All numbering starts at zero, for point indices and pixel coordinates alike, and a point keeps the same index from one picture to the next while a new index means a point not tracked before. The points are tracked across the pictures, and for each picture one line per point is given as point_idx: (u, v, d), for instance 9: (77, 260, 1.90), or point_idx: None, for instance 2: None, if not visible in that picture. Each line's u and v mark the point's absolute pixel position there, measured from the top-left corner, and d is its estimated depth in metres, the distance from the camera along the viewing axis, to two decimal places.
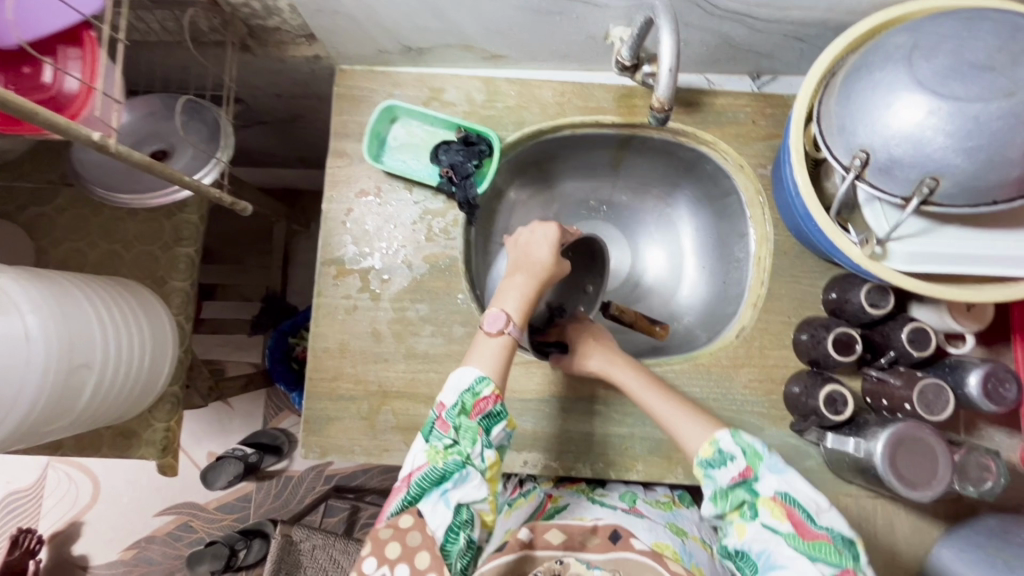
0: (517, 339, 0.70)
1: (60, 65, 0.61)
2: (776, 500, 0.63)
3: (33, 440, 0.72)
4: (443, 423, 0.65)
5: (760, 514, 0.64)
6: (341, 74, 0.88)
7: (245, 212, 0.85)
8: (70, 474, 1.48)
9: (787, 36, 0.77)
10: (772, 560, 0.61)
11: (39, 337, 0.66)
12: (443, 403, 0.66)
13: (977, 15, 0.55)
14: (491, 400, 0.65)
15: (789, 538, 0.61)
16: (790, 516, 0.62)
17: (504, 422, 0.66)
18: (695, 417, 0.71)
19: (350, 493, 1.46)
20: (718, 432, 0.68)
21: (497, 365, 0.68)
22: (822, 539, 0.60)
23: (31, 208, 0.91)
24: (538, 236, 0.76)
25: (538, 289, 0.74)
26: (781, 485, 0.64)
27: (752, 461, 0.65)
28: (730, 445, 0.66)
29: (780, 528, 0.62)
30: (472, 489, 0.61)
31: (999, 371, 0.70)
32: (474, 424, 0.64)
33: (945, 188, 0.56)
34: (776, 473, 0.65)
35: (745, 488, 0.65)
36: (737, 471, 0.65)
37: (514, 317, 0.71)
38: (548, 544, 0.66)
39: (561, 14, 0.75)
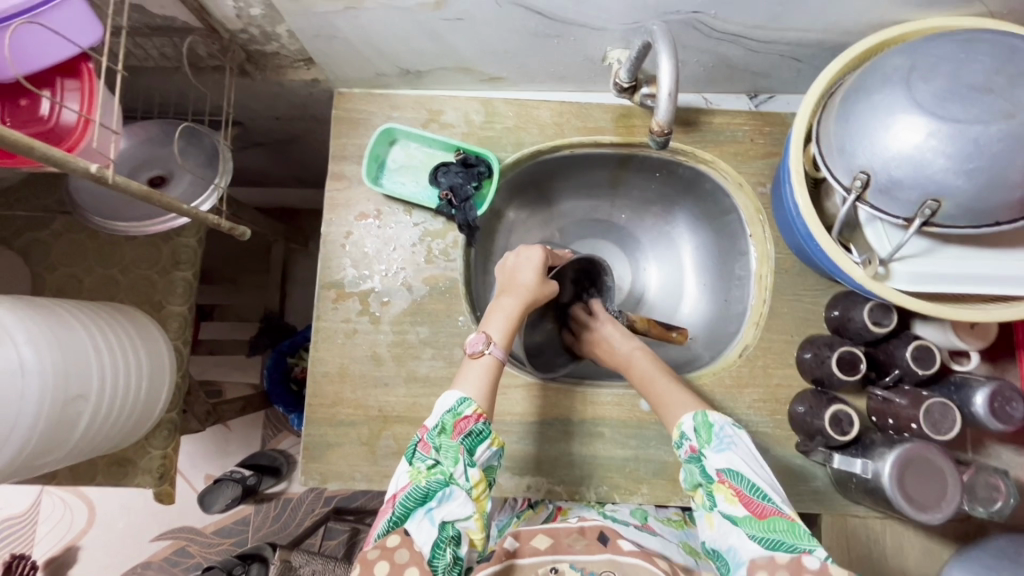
0: (504, 361, 0.71)
1: (58, 98, 0.61)
2: (724, 480, 0.61)
3: (28, 472, 0.71)
4: (425, 445, 0.64)
5: (716, 501, 0.62)
6: (340, 98, 0.88)
7: (243, 237, 0.83)
8: (66, 499, 1.46)
9: (784, 56, 0.77)
10: (738, 555, 0.58)
11: (35, 369, 0.65)
12: (424, 426, 0.65)
13: (975, 38, 0.55)
14: (473, 420, 0.65)
15: (745, 522, 0.59)
16: (739, 497, 0.60)
17: (489, 441, 0.65)
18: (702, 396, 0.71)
19: (350, 515, 1.44)
20: (684, 415, 0.68)
21: (483, 383, 0.69)
22: (774, 517, 0.58)
23: (28, 234, 0.90)
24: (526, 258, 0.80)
25: (524, 310, 0.75)
26: (725, 462, 0.62)
27: (703, 439, 0.65)
28: (689, 425, 0.67)
29: (737, 514, 0.60)
30: (454, 507, 0.60)
31: (1006, 389, 0.70)
32: (456, 443, 0.63)
33: (947, 210, 0.55)
34: (723, 451, 0.63)
35: (698, 470, 0.64)
36: (690, 452, 0.65)
37: (496, 338, 0.72)
38: (535, 551, 0.68)
39: (559, 38, 0.75)
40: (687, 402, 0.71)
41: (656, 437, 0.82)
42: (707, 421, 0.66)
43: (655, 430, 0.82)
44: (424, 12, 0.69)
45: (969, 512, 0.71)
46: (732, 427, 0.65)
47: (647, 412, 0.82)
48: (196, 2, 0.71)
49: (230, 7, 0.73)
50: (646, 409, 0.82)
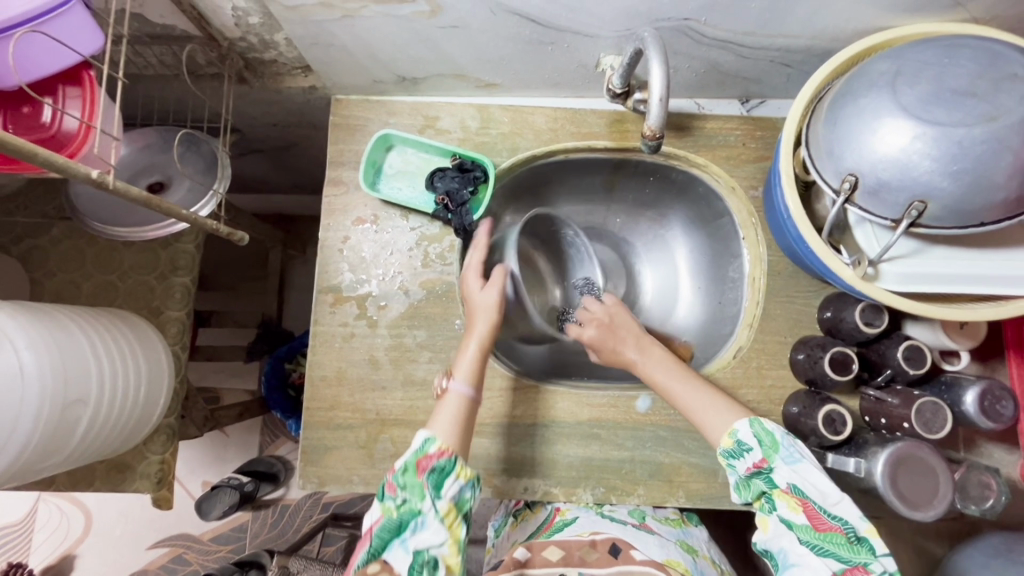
0: (469, 397, 0.74)
1: (60, 105, 0.62)
2: (789, 492, 0.64)
3: (27, 477, 0.71)
4: (391, 486, 0.66)
5: (776, 507, 0.65)
6: (337, 104, 0.89)
7: (241, 243, 0.84)
8: (62, 507, 1.46)
9: (774, 62, 0.78)
10: (788, 557, 0.63)
11: (34, 373, 0.66)
12: (392, 467, 0.68)
13: (957, 43, 0.57)
14: (436, 456, 0.67)
15: (802, 530, 0.62)
16: (803, 508, 0.63)
17: (454, 474, 0.67)
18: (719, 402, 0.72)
19: (348, 521, 1.44)
20: (737, 423, 0.69)
21: (450, 423, 0.71)
22: (834, 532, 0.61)
23: (26, 241, 0.91)
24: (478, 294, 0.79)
25: (479, 345, 0.77)
26: (793, 476, 0.64)
27: (767, 451, 0.66)
28: (748, 434, 0.68)
29: (795, 521, 0.63)
30: (427, 535, 0.64)
31: (996, 388, 0.71)
32: (421, 480, 0.66)
33: (934, 211, 0.56)
34: (790, 464, 0.65)
35: (762, 479, 0.66)
36: (753, 462, 0.66)
37: (459, 372, 0.75)
38: (547, 562, 0.74)
39: (553, 45, 0.76)
40: (726, 410, 0.71)
41: (651, 438, 0.83)
42: (769, 431, 0.67)
43: (651, 432, 0.83)
44: (420, 20, 0.70)
45: (961, 510, 0.72)
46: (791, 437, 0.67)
47: (643, 413, 0.83)
48: (195, 11, 0.73)
49: (229, 16, 0.74)
50: (641, 410, 0.83)
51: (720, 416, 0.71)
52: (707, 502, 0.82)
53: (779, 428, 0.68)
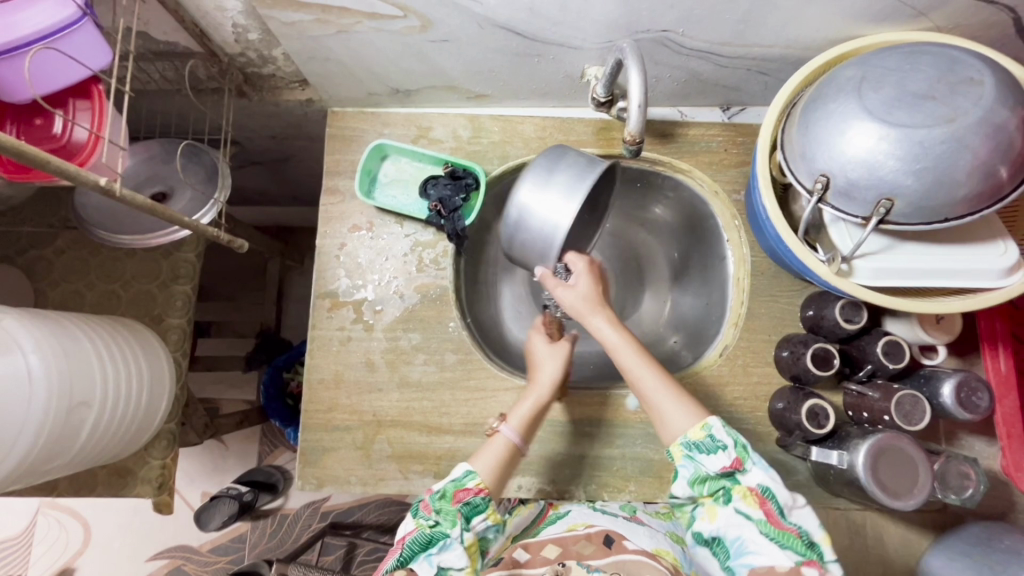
0: (515, 445, 0.72)
1: (69, 117, 0.65)
2: (755, 491, 0.64)
3: (32, 479, 0.73)
4: (426, 505, 0.66)
5: (733, 500, 0.66)
6: (334, 116, 0.92)
7: (241, 250, 0.87)
8: (62, 520, 1.46)
9: (751, 70, 0.82)
10: (744, 545, 0.64)
11: (41, 377, 0.68)
12: (430, 489, 0.68)
13: (918, 50, 0.60)
14: (473, 491, 0.66)
15: (760, 523, 0.64)
16: (763, 506, 0.64)
17: (484, 513, 0.66)
18: (682, 402, 0.69)
19: (347, 530, 1.44)
20: (710, 419, 0.67)
21: (492, 466, 0.70)
22: (791, 533, 0.63)
23: (31, 252, 0.94)
24: (552, 351, 0.79)
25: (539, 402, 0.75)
26: (763, 479, 0.64)
27: (741, 453, 0.65)
28: (721, 433, 0.66)
29: (752, 516, 0.64)
30: (453, 556, 0.63)
31: (971, 380, 0.73)
32: (455, 508, 0.65)
33: (900, 208, 0.59)
34: (762, 468, 0.65)
35: (727, 476, 0.66)
36: (726, 461, 0.65)
37: (512, 418, 0.74)
38: (545, 560, 0.69)
39: (538, 56, 0.79)
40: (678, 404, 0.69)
41: (641, 436, 0.85)
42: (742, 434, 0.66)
43: (641, 429, 0.85)
44: (412, 35, 0.74)
45: (942, 500, 0.73)
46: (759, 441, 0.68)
47: (633, 411, 0.85)
48: (197, 28, 0.76)
49: (229, 32, 0.77)
50: (631, 408, 0.85)
51: (680, 412, 0.69)
52: None
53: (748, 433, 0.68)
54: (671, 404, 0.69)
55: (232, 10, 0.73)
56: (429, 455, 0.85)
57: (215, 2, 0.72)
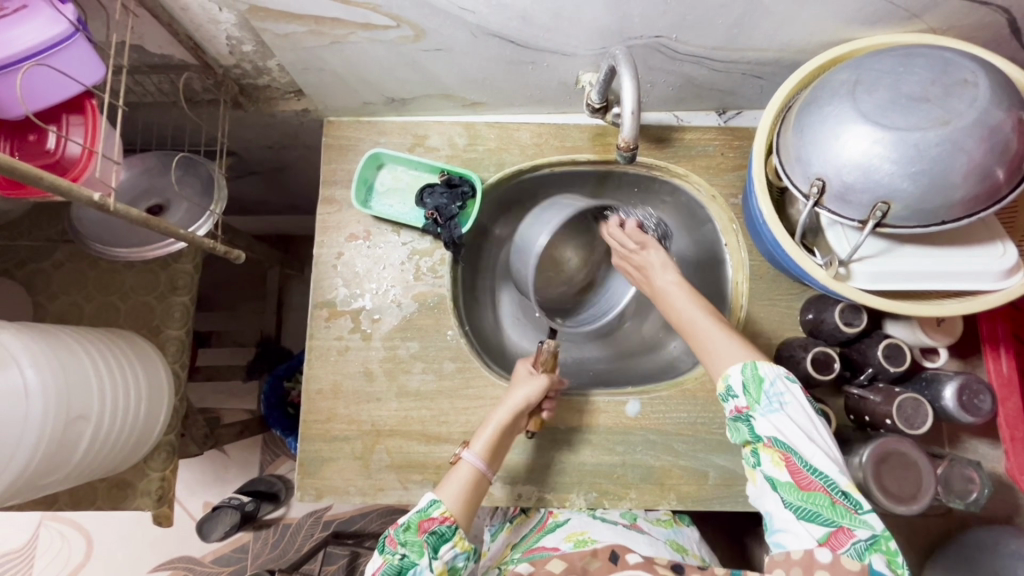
0: (481, 471, 0.73)
1: (63, 132, 0.65)
2: (771, 445, 0.62)
3: (30, 493, 0.73)
4: (392, 540, 0.68)
5: (761, 461, 0.63)
6: (329, 126, 0.92)
7: (238, 260, 0.87)
8: (64, 532, 1.46)
9: (746, 74, 0.82)
10: (774, 521, 0.62)
11: (38, 391, 0.68)
12: (393, 522, 0.69)
13: (912, 52, 0.60)
14: (438, 521, 0.68)
15: (785, 488, 0.61)
16: (785, 463, 0.61)
17: (451, 542, 0.68)
18: (735, 341, 0.68)
19: (349, 539, 1.43)
20: (731, 367, 0.66)
21: (459, 495, 0.72)
22: (817, 492, 0.59)
23: (30, 265, 0.94)
24: (524, 378, 0.80)
25: (508, 425, 0.76)
26: (774, 428, 0.62)
27: (752, 399, 0.63)
28: (738, 380, 0.65)
29: (779, 478, 0.61)
30: None
31: (973, 383, 0.73)
32: (421, 540, 0.67)
33: (897, 211, 0.59)
34: (773, 415, 0.62)
35: (746, 426, 0.64)
36: (736, 408, 0.65)
37: (475, 444, 0.75)
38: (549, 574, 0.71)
39: (532, 64, 0.79)
40: (733, 344, 0.68)
41: (642, 443, 0.84)
42: (757, 375, 0.64)
43: (641, 436, 0.84)
44: (405, 44, 0.74)
45: (946, 504, 0.73)
46: (783, 382, 0.63)
47: (633, 418, 0.85)
48: (192, 41, 0.76)
49: (224, 45, 0.78)
50: (631, 415, 0.85)
51: (729, 349, 0.68)
52: (699, 504, 0.83)
53: (777, 372, 0.64)
54: (724, 344, 0.68)
55: (226, 23, 0.73)
56: (428, 464, 0.84)
57: (210, 16, 0.72)
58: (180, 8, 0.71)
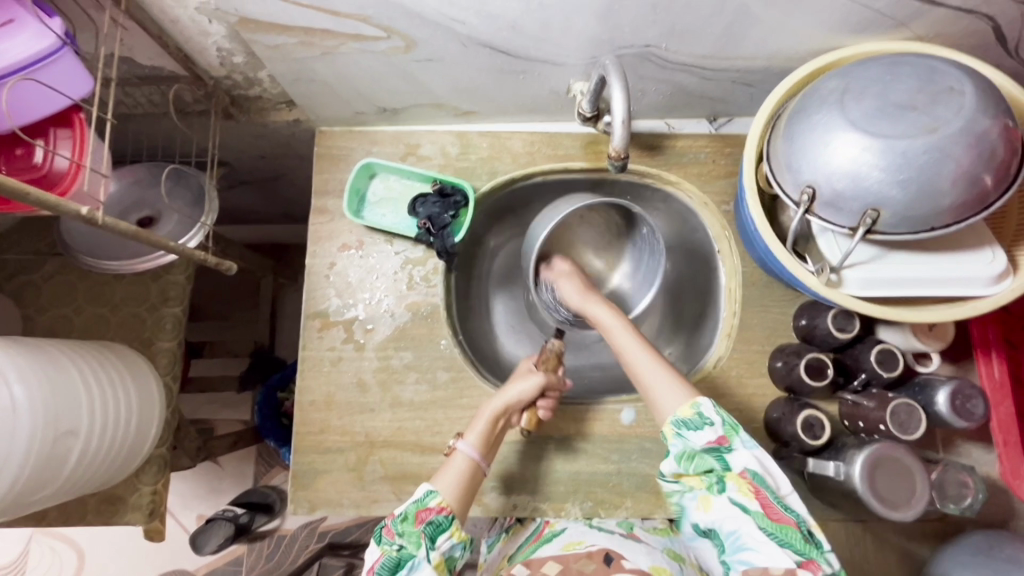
0: (477, 461, 0.74)
1: (51, 146, 0.65)
2: (745, 476, 0.65)
3: (19, 510, 0.72)
4: (389, 530, 0.68)
5: (727, 489, 0.66)
6: (321, 136, 0.92)
7: (229, 271, 0.87)
8: (54, 547, 1.44)
9: (736, 82, 0.82)
10: (740, 539, 0.64)
11: (26, 407, 0.67)
12: (391, 513, 0.69)
13: (900, 61, 0.60)
14: (435, 510, 0.68)
15: (755, 514, 0.63)
16: (756, 494, 0.64)
17: (449, 531, 0.69)
18: (675, 383, 0.70)
19: (345, 550, 1.42)
20: (701, 398, 0.68)
21: (456, 486, 0.72)
22: (790, 525, 0.62)
23: (20, 278, 0.93)
24: (523, 373, 0.80)
25: (501, 416, 0.77)
26: (751, 463, 0.65)
27: (729, 433, 0.66)
28: (709, 410, 0.67)
29: (748, 506, 0.64)
30: None
31: (966, 388, 0.73)
32: (418, 530, 0.67)
33: (887, 218, 0.59)
34: (750, 450, 0.66)
35: (716, 458, 0.67)
36: (712, 437, 0.66)
37: (469, 434, 0.75)
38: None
39: (524, 73, 0.79)
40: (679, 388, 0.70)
41: (637, 451, 0.84)
42: (731, 418, 0.68)
43: (636, 444, 0.84)
44: (397, 55, 0.74)
45: (941, 510, 0.72)
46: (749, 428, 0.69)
47: (628, 426, 0.85)
48: (182, 53, 0.76)
49: (214, 56, 0.78)
50: (626, 423, 0.85)
51: (674, 392, 0.70)
52: None
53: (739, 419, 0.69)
54: (667, 385, 0.70)
55: (216, 35, 0.73)
56: (422, 475, 0.84)
57: (200, 28, 0.72)
58: (170, 20, 0.71)
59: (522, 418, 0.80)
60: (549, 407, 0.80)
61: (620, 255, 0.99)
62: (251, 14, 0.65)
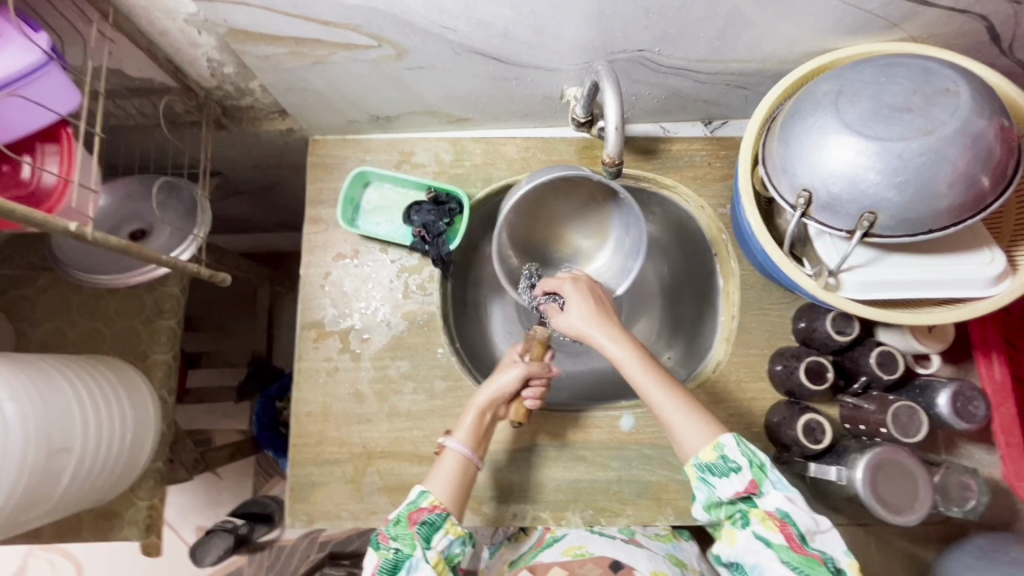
0: (469, 459, 0.73)
1: (38, 162, 0.64)
2: (774, 516, 0.62)
3: (13, 529, 0.71)
4: (384, 536, 0.68)
5: (751, 523, 0.64)
6: (315, 145, 0.92)
7: (224, 283, 0.86)
8: (53, 561, 1.43)
9: (730, 85, 0.82)
10: (763, 573, 0.62)
11: (17, 425, 0.67)
12: (386, 519, 0.70)
13: (893, 62, 0.60)
14: (427, 509, 0.68)
15: (781, 550, 0.61)
16: (784, 531, 0.62)
17: (443, 529, 0.68)
18: (697, 418, 0.67)
19: (346, 560, 1.40)
20: (725, 436, 0.65)
21: (451, 487, 0.71)
22: (816, 560, 0.60)
23: (12, 293, 0.92)
24: (508, 365, 0.77)
25: (490, 414, 0.76)
26: (782, 502, 0.63)
27: (757, 475, 0.64)
28: (735, 453, 0.64)
29: (772, 540, 0.62)
30: None
31: (967, 389, 0.72)
32: (412, 531, 0.67)
33: (884, 221, 0.59)
34: (781, 490, 0.63)
35: (746, 501, 0.64)
36: (741, 486, 0.64)
37: (458, 433, 0.74)
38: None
39: (517, 79, 0.79)
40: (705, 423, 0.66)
41: (637, 457, 0.83)
42: (760, 457, 0.65)
43: (636, 450, 0.83)
44: (389, 63, 0.74)
45: (945, 513, 0.72)
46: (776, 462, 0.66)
47: (627, 433, 0.84)
48: (172, 64, 0.76)
49: (205, 67, 0.77)
50: (626, 429, 0.84)
51: (695, 427, 0.66)
52: None
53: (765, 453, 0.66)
54: (686, 422, 0.66)
55: (206, 46, 0.73)
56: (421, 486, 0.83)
57: (190, 39, 0.72)
58: (159, 32, 0.70)
59: (510, 410, 0.77)
60: (536, 395, 0.77)
61: (608, 222, 0.91)
62: (240, 25, 0.64)
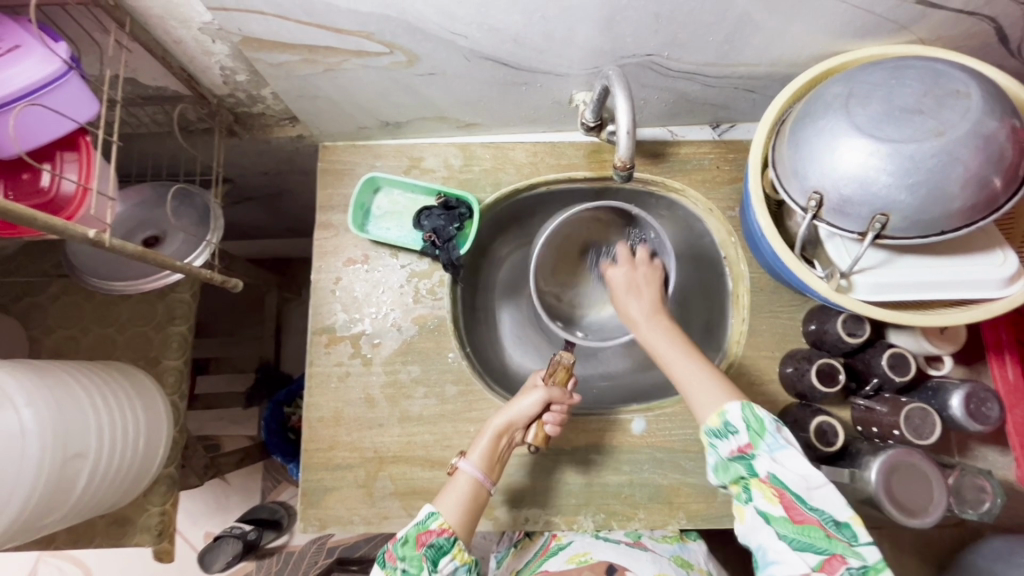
0: (481, 482, 0.73)
1: (58, 170, 0.66)
2: (767, 482, 0.61)
3: (30, 535, 0.72)
4: (391, 555, 0.68)
5: (752, 496, 0.62)
6: (325, 151, 0.93)
7: (235, 289, 0.87)
8: (64, 568, 1.43)
9: (738, 89, 0.82)
10: (766, 554, 0.61)
11: (35, 431, 0.67)
12: (393, 537, 0.70)
13: (903, 64, 0.60)
14: (436, 533, 0.69)
15: (779, 523, 0.60)
16: (780, 498, 0.60)
17: (450, 554, 0.68)
18: (712, 380, 0.68)
19: (354, 565, 1.40)
20: (728, 404, 0.65)
21: (459, 511, 0.71)
22: (812, 525, 0.59)
23: (27, 299, 0.93)
24: (529, 389, 0.78)
25: (505, 438, 0.76)
26: (774, 466, 0.61)
27: (752, 438, 0.63)
28: (736, 416, 0.64)
29: (773, 513, 0.61)
30: None
31: (980, 390, 0.72)
32: (420, 553, 0.67)
33: (896, 222, 0.59)
34: (774, 453, 0.62)
35: (742, 465, 0.63)
36: (737, 446, 0.64)
37: (471, 454, 0.74)
38: None
39: (526, 85, 0.79)
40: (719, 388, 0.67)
41: (648, 461, 0.83)
42: (755, 416, 0.64)
43: (647, 454, 0.83)
44: (399, 70, 0.74)
45: (959, 515, 0.71)
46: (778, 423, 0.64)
47: (638, 436, 0.84)
48: (185, 73, 0.77)
49: (217, 75, 0.78)
50: (637, 433, 0.84)
51: (708, 394, 0.67)
52: (709, 522, 0.82)
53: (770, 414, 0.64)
54: (702, 386, 0.68)
55: (219, 54, 0.74)
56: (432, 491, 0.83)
57: (204, 48, 0.73)
58: (173, 41, 0.71)
59: (527, 434, 0.77)
60: (556, 422, 0.77)
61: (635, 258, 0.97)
62: (254, 34, 0.65)
